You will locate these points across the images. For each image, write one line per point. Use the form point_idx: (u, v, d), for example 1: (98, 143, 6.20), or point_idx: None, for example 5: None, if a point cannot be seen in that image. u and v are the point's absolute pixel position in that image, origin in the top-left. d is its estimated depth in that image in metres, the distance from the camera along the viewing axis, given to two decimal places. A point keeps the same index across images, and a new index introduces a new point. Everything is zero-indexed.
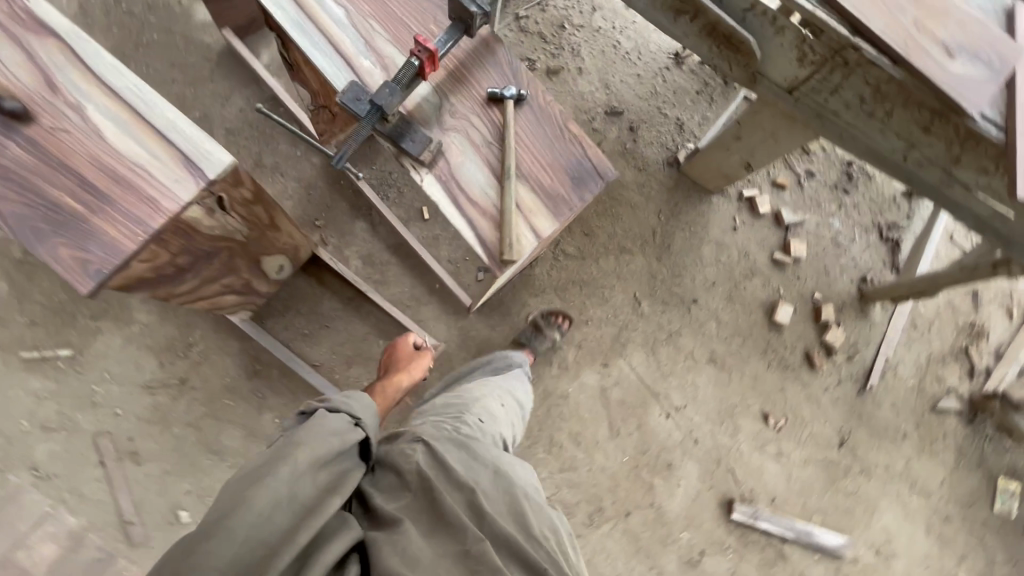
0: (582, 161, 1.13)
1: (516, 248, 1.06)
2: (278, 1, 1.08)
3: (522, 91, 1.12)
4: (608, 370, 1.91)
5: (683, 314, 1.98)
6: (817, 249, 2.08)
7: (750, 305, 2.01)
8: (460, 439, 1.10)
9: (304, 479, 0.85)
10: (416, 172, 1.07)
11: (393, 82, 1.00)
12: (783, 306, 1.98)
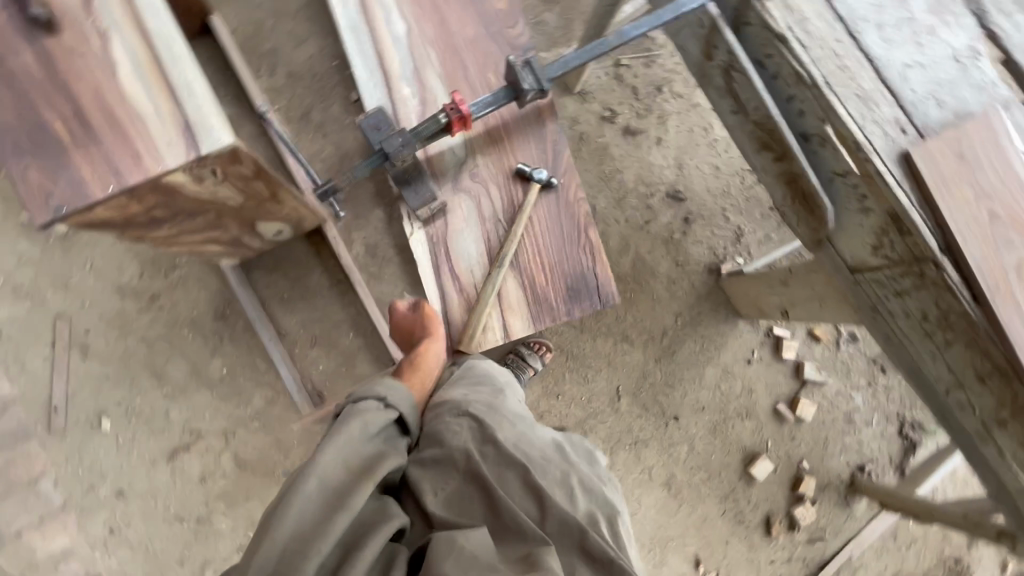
0: (582, 271, 1.13)
1: (474, 324, 1.10)
2: (355, 15, 1.19)
3: (552, 178, 1.13)
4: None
5: (657, 427, 1.86)
6: (826, 417, 1.90)
7: (728, 447, 1.87)
8: (509, 409, 1.05)
9: (337, 476, 0.87)
10: (415, 224, 1.15)
11: (411, 133, 1.01)
12: (762, 462, 1.84)
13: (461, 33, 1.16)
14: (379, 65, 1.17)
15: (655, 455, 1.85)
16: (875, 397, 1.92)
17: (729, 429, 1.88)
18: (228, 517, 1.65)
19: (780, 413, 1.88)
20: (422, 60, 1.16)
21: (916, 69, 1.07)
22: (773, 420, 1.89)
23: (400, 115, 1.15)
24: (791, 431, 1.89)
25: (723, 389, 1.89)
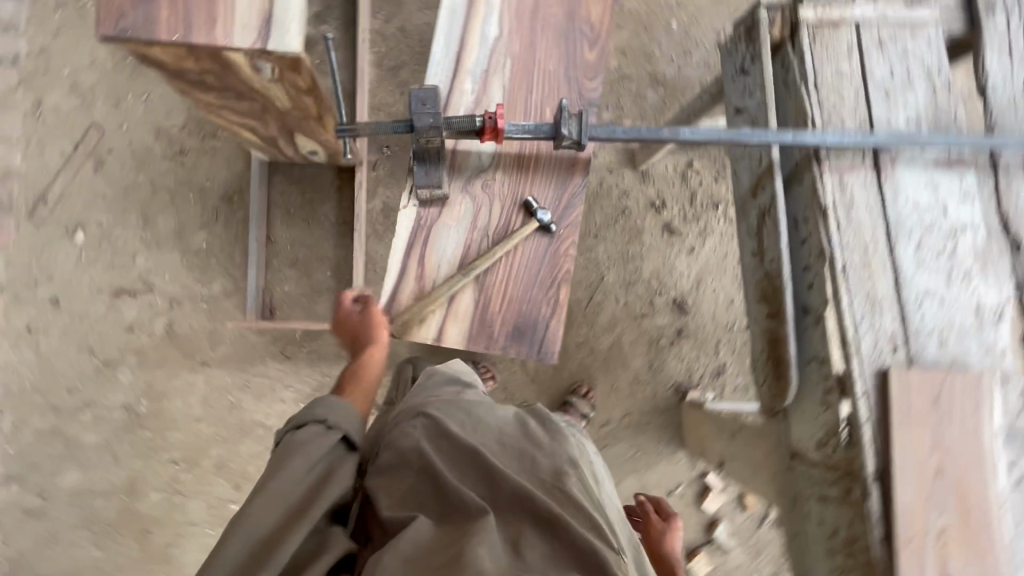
0: (534, 325, 1.05)
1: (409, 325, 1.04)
2: None
3: (552, 224, 1.05)
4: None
5: None
6: None
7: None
8: (471, 403, 1.06)
9: (275, 503, 0.90)
10: (410, 198, 1.06)
11: (443, 118, 0.96)
12: None
13: (547, 59, 1.09)
14: (458, 48, 1.09)
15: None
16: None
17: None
18: (134, 371, 1.70)
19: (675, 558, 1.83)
20: (498, 64, 1.08)
21: (933, 300, 1.07)
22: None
23: (450, 105, 1.07)
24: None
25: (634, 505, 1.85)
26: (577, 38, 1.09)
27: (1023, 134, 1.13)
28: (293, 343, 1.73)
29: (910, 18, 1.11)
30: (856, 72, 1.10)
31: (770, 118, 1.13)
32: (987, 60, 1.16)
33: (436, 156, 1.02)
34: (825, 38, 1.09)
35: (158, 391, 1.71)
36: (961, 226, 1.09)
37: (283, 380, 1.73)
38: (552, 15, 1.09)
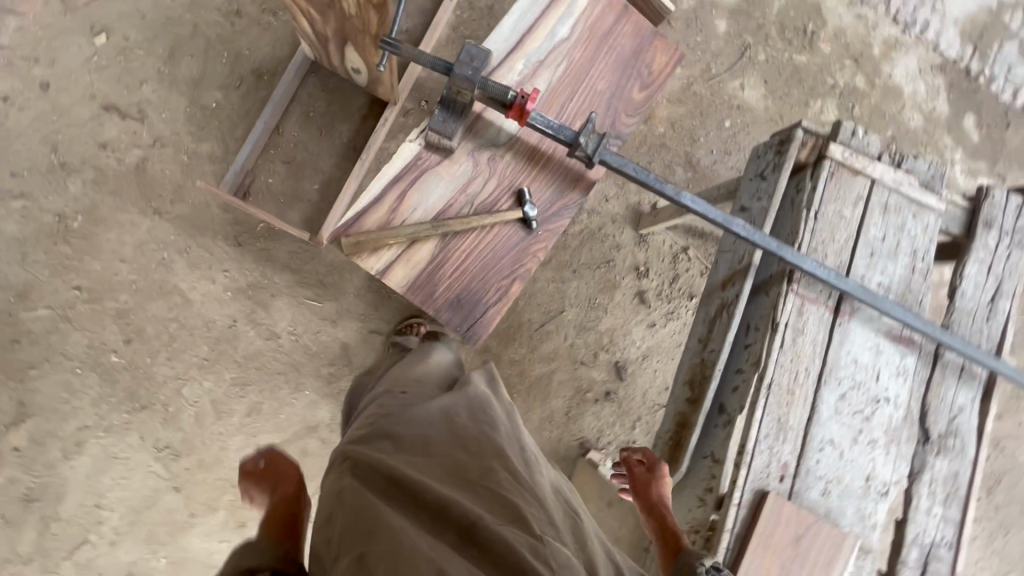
0: (474, 303, 1.07)
1: (362, 248, 1.04)
2: None
3: (533, 222, 1.08)
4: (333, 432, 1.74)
5: None
6: None
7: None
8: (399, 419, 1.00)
9: None
10: (419, 135, 1.07)
11: (482, 78, 0.98)
12: None
13: (599, 79, 1.13)
14: (527, 31, 1.12)
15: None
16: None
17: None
18: (86, 186, 1.65)
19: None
20: (555, 62, 1.12)
21: (833, 451, 1.11)
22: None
23: (496, 74, 1.10)
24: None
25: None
26: (633, 75, 1.14)
27: (968, 342, 1.21)
28: (249, 233, 1.69)
29: (919, 198, 1.19)
30: (853, 221, 1.17)
31: (765, 225, 1.19)
32: (967, 267, 1.24)
33: (460, 109, 1.03)
34: (841, 181, 1.16)
35: (99, 216, 1.65)
36: (884, 397, 1.14)
37: (222, 263, 1.68)
38: (621, 44, 1.14)
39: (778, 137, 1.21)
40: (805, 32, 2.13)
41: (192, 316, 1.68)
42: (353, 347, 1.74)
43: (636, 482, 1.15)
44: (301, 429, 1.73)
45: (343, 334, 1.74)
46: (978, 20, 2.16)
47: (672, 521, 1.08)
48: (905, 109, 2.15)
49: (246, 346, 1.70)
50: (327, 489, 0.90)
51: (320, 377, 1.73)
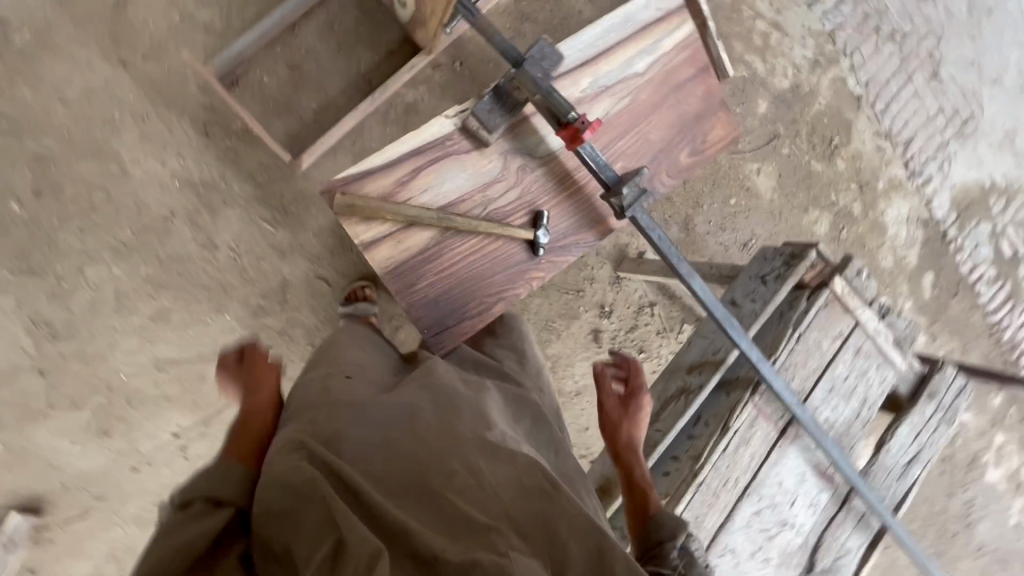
0: (453, 307, 1.07)
1: (362, 210, 0.99)
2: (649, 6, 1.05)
3: (541, 249, 1.07)
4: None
5: None
6: None
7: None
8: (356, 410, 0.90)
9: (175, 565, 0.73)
10: (458, 115, 1.02)
11: (547, 86, 0.97)
12: None
13: (655, 131, 1.08)
14: (601, 50, 1.05)
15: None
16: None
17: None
18: (47, 3, 1.39)
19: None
20: (618, 97, 1.06)
21: (729, 560, 1.14)
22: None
23: (558, 80, 1.02)
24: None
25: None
26: (688, 139, 1.10)
27: (878, 497, 1.27)
28: (220, 127, 1.49)
29: (887, 353, 1.23)
30: (828, 357, 1.19)
31: (751, 329, 1.18)
32: (899, 426, 1.31)
33: (511, 107, 1.02)
34: (830, 313, 1.18)
35: (52, 41, 1.40)
36: (789, 523, 1.19)
37: (179, 147, 1.48)
38: (689, 102, 1.09)
39: (790, 249, 1.21)
40: (829, 144, 2.17)
41: (124, 192, 1.47)
42: (293, 287, 1.60)
43: (606, 416, 1.10)
44: (205, 353, 1.56)
45: (287, 270, 1.58)
46: (970, 192, 2.27)
47: (641, 472, 1.05)
48: (883, 248, 2.27)
49: (175, 245, 1.51)
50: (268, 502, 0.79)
51: (247, 306, 1.57)
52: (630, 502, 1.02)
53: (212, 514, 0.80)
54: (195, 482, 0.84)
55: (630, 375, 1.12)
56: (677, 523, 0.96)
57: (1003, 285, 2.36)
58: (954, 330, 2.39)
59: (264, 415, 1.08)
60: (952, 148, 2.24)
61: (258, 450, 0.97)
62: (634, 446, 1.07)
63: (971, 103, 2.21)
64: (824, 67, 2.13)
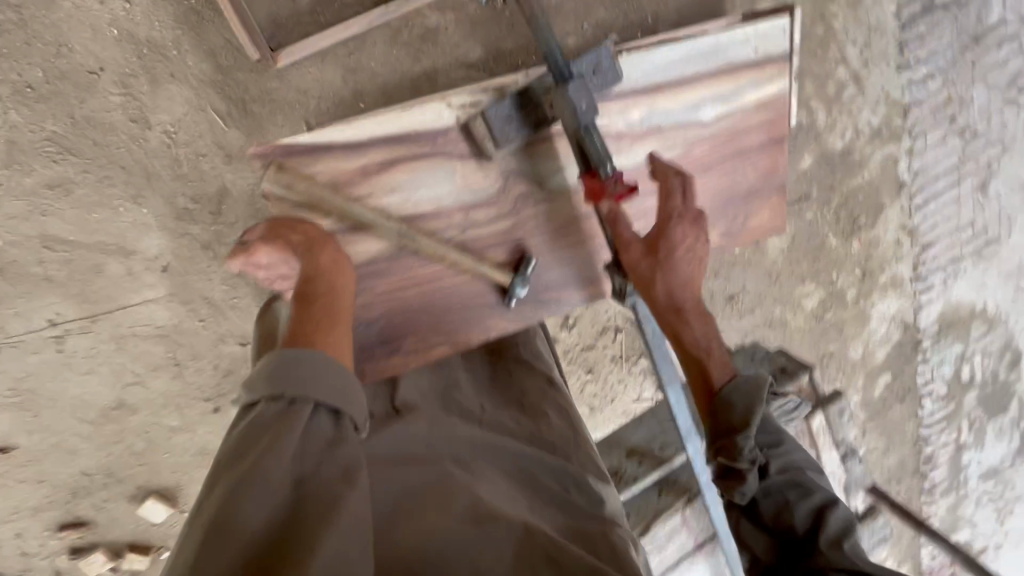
0: (376, 320, 1.14)
1: (352, 200, 1.05)
2: (736, 53, 1.11)
3: (511, 298, 1.17)
4: (146, 270, 1.37)
5: (197, 383, 1.52)
6: None
7: (182, 465, 1.59)
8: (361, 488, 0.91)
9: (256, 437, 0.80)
10: (467, 115, 1.06)
11: (587, 123, 1.00)
12: (154, 505, 1.58)
13: (693, 188, 1.18)
14: (680, 79, 1.10)
15: (155, 393, 1.49)
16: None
17: (201, 465, 1.61)
18: None
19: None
20: (673, 140, 1.14)
21: None
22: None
23: (613, 107, 1.08)
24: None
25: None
26: (722, 206, 1.22)
27: None
28: None
29: None
30: (767, 486, 1.08)
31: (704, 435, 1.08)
32: None
33: (532, 123, 1.07)
34: None
35: None
36: None
37: None
38: (740, 169, 1.21)
39: None
40: (851, 224, 1.99)
41: (43, 23, 1.17)
42: (231, 198, 1.35)
43: (645, 284, 1.08)
44: (106, 245, 1.32)
45: (229, 177, 1.34)
46: (951, 315, 2.25)
47: (698, 332, 1.09)
48: (856, 339, 2.19)
49: (96, 107, 1.23)
50: (256, 447, 0.76)
51: (171, 204, 1.33)
52: (698, 374, 1.10)
53: (292, 408, 0.81)
54: (263, 376, 0.84)
55: (664, 198, 1.07)
56: (750, 389, 1.06)
57: (948, 405, 2.43)
58: (885, 434, 2.39)
59: (336, 291, 0.98)
60: (964, 266, 2.18)
61: (332, 333, 0.92)
62: (682, 308, 1.08)
63: (1002, 226, 2.16)
64: (884, 140, 1.91)
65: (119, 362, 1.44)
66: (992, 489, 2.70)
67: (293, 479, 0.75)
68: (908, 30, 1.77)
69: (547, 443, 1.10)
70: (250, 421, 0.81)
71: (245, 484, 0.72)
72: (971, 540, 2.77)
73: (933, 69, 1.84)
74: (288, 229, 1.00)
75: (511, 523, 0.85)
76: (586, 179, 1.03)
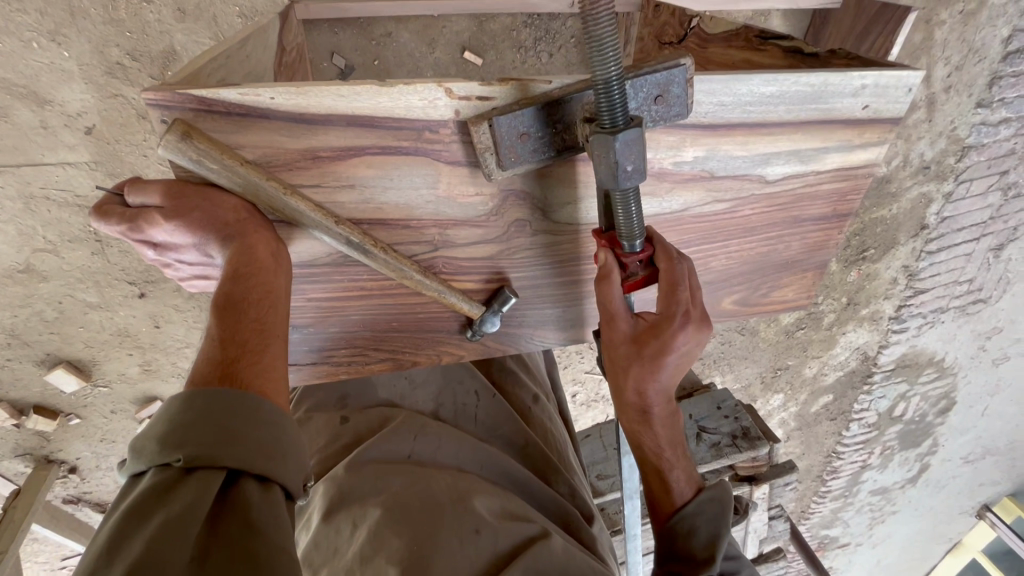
0: (315, 328, 0.63)
1: (202, 194, 0.48)
2: (900, 92, 0.61)
3: (473, 337, 0.66)
4: (65, 127, 0.97)
5: (74, 280, 1.13)
6: (97, 462, 1.41)
7: (100, 341, 1.22)
8: (357, 457, 0.61)
9: (146, 505, 0.36)
10: (466, 101, 0.49)
11: (633, 185, 0.47)
12: (65, 374, 1.21)
13: (722, 255, 0.70)
14: (784, 120, 0.59)
15: (70, 266, 1.11)
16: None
17: (123, 346, 1.24)
18: None
19: (143, 406, 1.34)
20: (723, 192, 0.64)
21: None
22: (144, 391, 1.33)
23: (655, 138, 0.57)
24: (123, 406, 1.33)
25: (185, 351, 1.30)
26: (753, 283, 0.75)
27: None
28: None
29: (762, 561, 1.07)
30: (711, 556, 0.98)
31: None
32: None
33: (560, 145, 0.51)
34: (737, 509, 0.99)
35: None
36: None
37: None
38: (791, 244, 0.72)
39: (748, 426, 1.03)
40: (857, 252, 1.49)
41: None
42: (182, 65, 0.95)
43: (609, 369, 0.60)
44: (11, 82, 0.91)
45: (181, 36, 0.93)
46: (918, 358, 1.78)
47: (663, 440, 0.61)
48: (815, 360, 1.75)
49: None
50: (169, 511, 0.35)
51: (99, 54, 0.91)
52: (650, 483, 0.63)
53: (191, 477, 0.37)
54: (163, 413, 0.40)
55: (669, 285, 0.57)
56: (718, 508, 0.60)
57: (870, 433, 1.99)
58: (801, 442, 2.01)
59: (279, 301, 0.49)
60: (945, 316, 1.68)
61: (266, 362, 0.46)
62: (650, 410, 0.60)
63: (1000, 286, 1.65)
64: (927, 178, 1.38)
65: (25, 225, 1.04)
66: (875, 502, 2.31)
67: (236, 563, 0.34)
68: (1010, 61, 1.23)
69: (559, 454, 0.74)
70: (133, 500, 0.36)
71: (170, 541, 0.34)
72: (837, 539, 2.44)
73: (1015, 114, 1.31)
74: (211, 199, 0.48)
75: (487, 507, 0.56)
76: (601, 244, 0.56)
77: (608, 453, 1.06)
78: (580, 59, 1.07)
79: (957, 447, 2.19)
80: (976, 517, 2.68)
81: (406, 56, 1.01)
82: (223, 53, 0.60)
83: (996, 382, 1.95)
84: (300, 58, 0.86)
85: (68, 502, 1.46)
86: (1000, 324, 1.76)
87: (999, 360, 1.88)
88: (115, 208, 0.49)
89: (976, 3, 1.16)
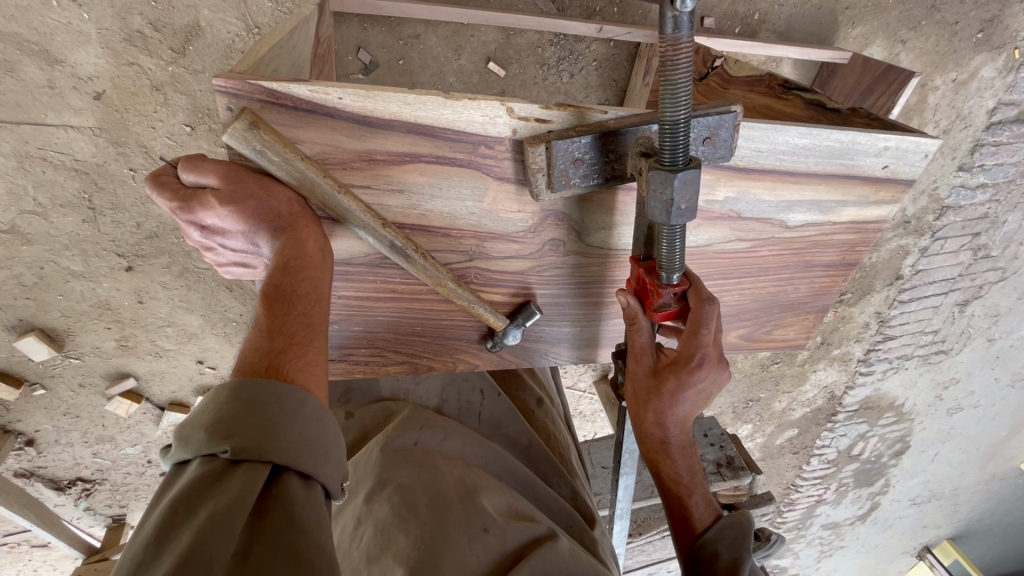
0: (339, 325, 0.64)
1: (269, 191, 0.50)
2: (919, 158, 0.64)
3: (493, 346, 0.68)
4: (73, 90, 0.91)
5: (60, 247, 1.06)
6: (53, 439, 1.31)
7: (77, 311, 1.14)
8: (367, 453, 0.62)
9: (194, 499, 0.36)
10: (526, 120, 0.51)
11: (678, 223, 0.50)
12: (40, 344, 1.12)
13: (735, 291, 0.73)
14: (811, 172, 0.63)
15: (57, 232, 1.04)
16: (142, 466, 1.47)
17: (102, 320, 1.16)
18: None
19: (115, 382, 1.25)
20: (745, 232, 0.67)
21: None
22: (118, 366, 1.24)
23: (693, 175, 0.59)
24: (92, 380, 1.24)
25: (166, 330, 1.23)
26: (758, 321, 0.78)
27: None
28: None
29: None
30: None
31: (635, 500, 0.98)
32: None
33: (609, 174, 0.53)
34: None
35: None
36: None
37: None
38: (799, 286, 0.75)
39: (733, 456, 1.05)
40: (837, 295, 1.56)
41: None
42: (205, 42, 0.91)
43: (631, 398, 0.64)
44: (22, 38, 0.85)
45: (208, 12, 0.89)
46: (882, 401, 1.86)
47: (680, 465, 0.65)
48: (785, 395, 1.81)
49: None
50: (217, 502, 0.36)
51: (120, 20, 0.87)
52: (670, 509, 0.66)
53: (240, 470, 0.38)
54: (212, 402, 0.41)
55: (694, 326, 0.58)
56: (739, 532, 0.62)
57: (828, 469, 2.06)
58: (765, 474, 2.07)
59: (323, 297, 0.51)
60: (910, 363, 1.76)
61: (311, 354, 0.47)
62: (668, 440, 0.64)
63: (962, 340, 1.73)
64: (906, 232, 1.46)
65: (14, 184, 0.97)
66: (826, 536, 2.38)
67: (278, 556, 0.35)
68: (993, 131, 1.30)
69: (561, 457, 0.75)
70: (180, 489, 0.37)
71: (218, 532, 0.34)
72: (786, 569, 2.50)
73: (992, 180, 1.39)
74: (267, 189, 0.50)
75: (494, 507, 0.56)
76: (639, 270, 0.58)
77: (595, 471, 1.06)
78: (599, 83, 1.07)
79: (906, 489, 2.28)
80: (916, 558, 2.79)
81: (431, 60, 1.00)
82: (277, 43, 0.61)
83: (949, 430, 2.05)
84: (330, 49, 0.85)
85: (19, 476, 1.34)
86: (958, 375, 1.85)
87: (953, 410, 1.97)
88: (170, 182, 0.50)
89: (967, 74, 1.23)
